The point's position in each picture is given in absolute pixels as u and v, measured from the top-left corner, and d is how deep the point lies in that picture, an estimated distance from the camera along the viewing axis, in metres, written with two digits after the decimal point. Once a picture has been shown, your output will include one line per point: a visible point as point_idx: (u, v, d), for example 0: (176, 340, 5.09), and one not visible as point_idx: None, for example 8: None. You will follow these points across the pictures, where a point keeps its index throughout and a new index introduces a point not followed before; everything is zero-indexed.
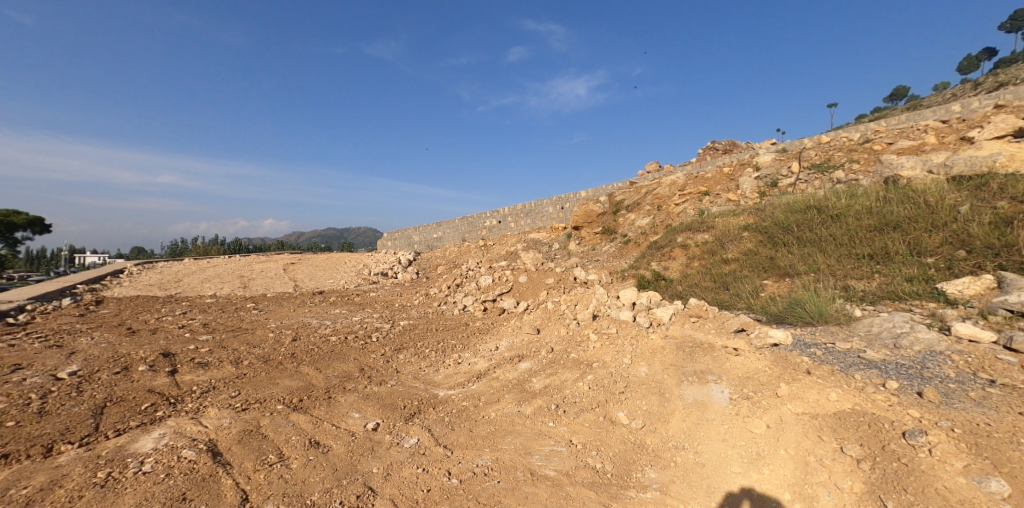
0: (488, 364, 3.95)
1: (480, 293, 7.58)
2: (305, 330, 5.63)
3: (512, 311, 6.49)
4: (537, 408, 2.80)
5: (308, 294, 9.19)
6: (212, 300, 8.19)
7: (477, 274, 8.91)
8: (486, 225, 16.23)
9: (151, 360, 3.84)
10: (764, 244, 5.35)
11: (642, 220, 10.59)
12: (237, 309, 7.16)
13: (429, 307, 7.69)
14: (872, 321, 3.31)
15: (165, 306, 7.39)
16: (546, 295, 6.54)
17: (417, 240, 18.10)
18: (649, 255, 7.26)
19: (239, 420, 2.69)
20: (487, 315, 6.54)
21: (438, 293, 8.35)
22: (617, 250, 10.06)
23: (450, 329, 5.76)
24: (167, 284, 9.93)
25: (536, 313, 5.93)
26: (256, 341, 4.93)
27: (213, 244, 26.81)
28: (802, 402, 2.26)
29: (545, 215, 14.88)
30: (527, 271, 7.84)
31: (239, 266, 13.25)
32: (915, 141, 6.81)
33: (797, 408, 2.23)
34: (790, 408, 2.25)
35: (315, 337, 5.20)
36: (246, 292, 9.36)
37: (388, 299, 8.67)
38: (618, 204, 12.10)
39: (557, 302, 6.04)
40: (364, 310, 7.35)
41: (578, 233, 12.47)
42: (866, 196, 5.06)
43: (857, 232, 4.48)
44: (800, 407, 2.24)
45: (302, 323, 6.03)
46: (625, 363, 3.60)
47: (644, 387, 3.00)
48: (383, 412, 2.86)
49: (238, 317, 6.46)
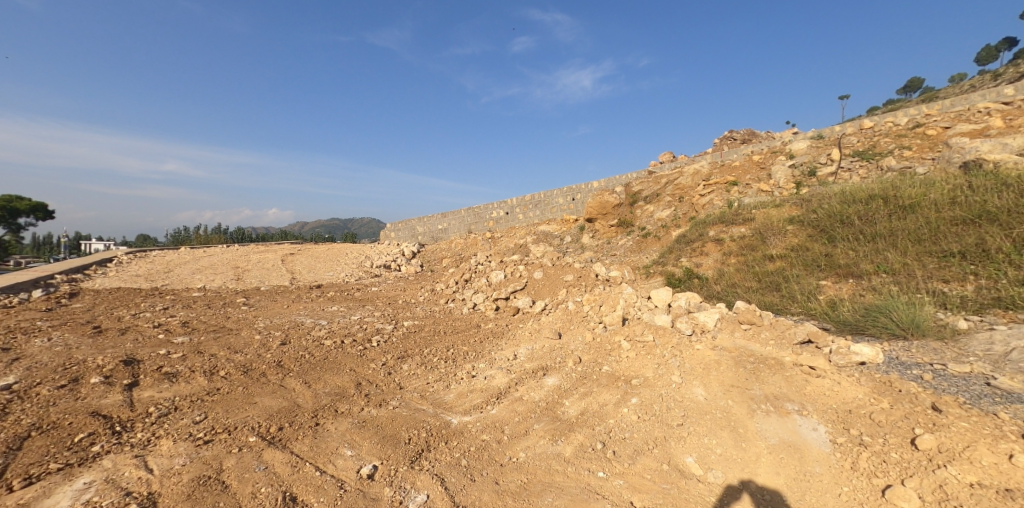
0: (509, 379, 3.36)
1: (491, 291, 7.00)
2: (297, 331, 5.07)
3: (527, 311, 5.92)
4: (578, 448, 2.20)
5: (306, 288, 8.62)
6: (200, 294, 7.63)
7: (486, 268, 8.32)
8: (493, 217, 15.62)
9: (108, 370, 3.50)
10: (816, 239, 4.70)
11: (663, 213, 10.00)
12: (225, 305, 6.61)
13: (435, 304, 7.13)
14: (989, 337, 2.62)
15: (147, 300, 6.84)
16: (565, 294, 5.95)
17: (422, 231, 17.47)
18: (677, 250, 6.64)
19: (196, 460, 2.21)
20: (500, 315, 5.98)
21: (446, 289, 7.78)
22: (635, 245, 9.56)
23: (461, 332, 5.19)
24: (155, 275, 9.40)
25: (556, 317, 5.36)
26: (237, 343, 4.54)
27: (214, 233, 26.47)
28: (972, 467, 1.69)
29: (555, 206, 14.24)
30: (542, 267, 7.25)
31: (235, 256, 12.71)
32: (977, 125, 6.12)
33: (964, 475, 1.67)
34: (954, 475, 1.68)
35: (307, 341, 4.63)
36: (239, 285, 8.81)
37: (391, 295, 8.11)
38: (635, 196, 11.49)
39: (579, 302, 5.50)
40: (364, 307, 6.79)
41: (592, 225, 11.90)
42: (941, 184, 4.39)
43: (939, 226, 3.83)
44: (968, 473, 1.67)
45: (294, 323, 5.47)
46: (675, 383, 2.91)
47: (708, 418, 2.33)
48: (383, 449, 2.29)
49: (224, 314, 5.91)
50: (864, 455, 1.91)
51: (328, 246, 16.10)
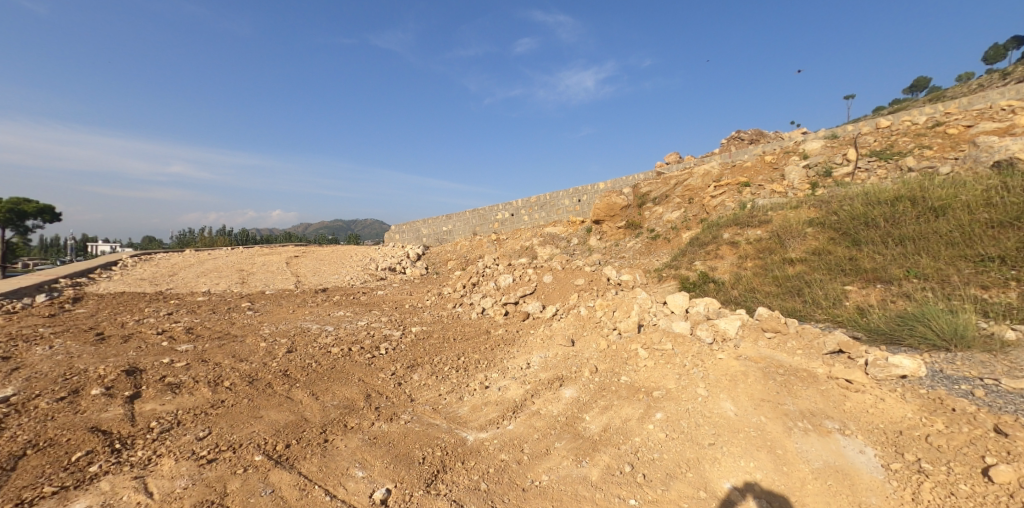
0: (524, 391, 3.23)
1: (499, 295, 6.86)
2: (303, 337, 4.95)
3: (537, 317, 5.79)
4: (605, 471, 2.06)
5: (311, 292, 8.51)
6: (205, 298, 7.53)
7: (493, 271, 8.18)
8: (499, 218, 15.49)
9: (109, 381, 3.38)
10: (839, 241, 4.53)
11: (672, 214, 9.84)
12: (229, 310, 6.50)
13: (443, 309, 6.99)
14: None
15: (151, 305, 6.74)
16: (576, 299, 5.82)
17: (426, 233, 17.34)
18: (690, 253, 6.48)
19: (198, 483, 2.09)
20: (510, 321, 5.85)
21: (453, 293, 7.65)
22: (644, 248, 9.42)
23: (471, 339, 5.07)
24: (160, 279, 9.33)
25: (568, 323, 5.22)
26: (242, 350, 4.43)
27: (219, 236, 26.49)
28: None
29: (561, 208, 14.09)
30: (551, 270, 7.11)
31: (239, 259, 12.62)
32: (1001, 124, 5.95)
33: None
34: None
35: (314, 348, 4.51)
36: (244, 289, 8.71)
37: (397, 299, 7.99)
38: (643, 197, 11.34)
39: (592, 307, 5.37)
40: (371, 312, 6.67)
41: (599, 227, 11.76)
42: (972, 185, 4.22)
43: (974, 229, 3.68)
44: None
45: (300, 329, 5.35)
46: (701, 397, 2.70)
47: (742, 437, 2.17)
48: (396, 471, 2.16)
49: (228, 320, 5.80)
50: (927, 486, 1.76)
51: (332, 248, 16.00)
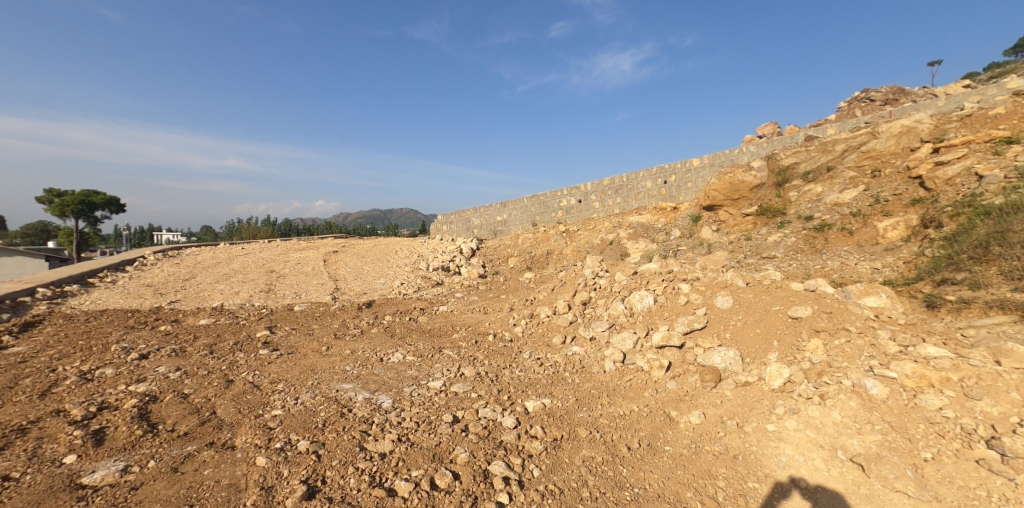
0: None
1: (642, 327, 4.27)
2: (340, 436, 2.58)
3: (748, 388, 3.19)
4: None
5: (352, 308, 6.24)
6: (211, 321, 5.33)
7: (609, 281, 5.49)
8: (563, 206, 12.78)
9: None
10: None
11: (845, 194, 6.97)
12: (235, 350, 4.23)
13: (547, 347, 4.51)
14: None
15: (130, 334, 4.58)
16: (821, 355, 3.18)
17: (478, 224, 14.77)
18: (1004, 259, 3.69)
19: None
20: (692, 390, 3.34)
21: (551, 316, 5.10)
22: (806, 243, 6.60)
23: (665, 450, 2.57)
24: (168, 286, 7.29)
25: (850, 418, 2.49)
26: (209, 495, 2.05)
27: (264, 228, 25.33)
28: None
29: (640, 192, 11.26)
30: (721, 283, 4.42)
31: (271, 257, 10.54)
32: None
33: None
34: None
35: (356, 485, 2.15)
36: (264, 302, 6.53)
37: (468, 322, 5.56)
38: (787, 174, 8.43)
39: (889, 379, 2.61)
40: (441, 353, 4.27)
41: (715, 215, 8.96)
42: None
43: None
44: None
45: (334, 406, 2.98)
46: None
47: None
48: None
49: (222, 377, 3.50)
50: None
51: (372, 241, 13.75)
